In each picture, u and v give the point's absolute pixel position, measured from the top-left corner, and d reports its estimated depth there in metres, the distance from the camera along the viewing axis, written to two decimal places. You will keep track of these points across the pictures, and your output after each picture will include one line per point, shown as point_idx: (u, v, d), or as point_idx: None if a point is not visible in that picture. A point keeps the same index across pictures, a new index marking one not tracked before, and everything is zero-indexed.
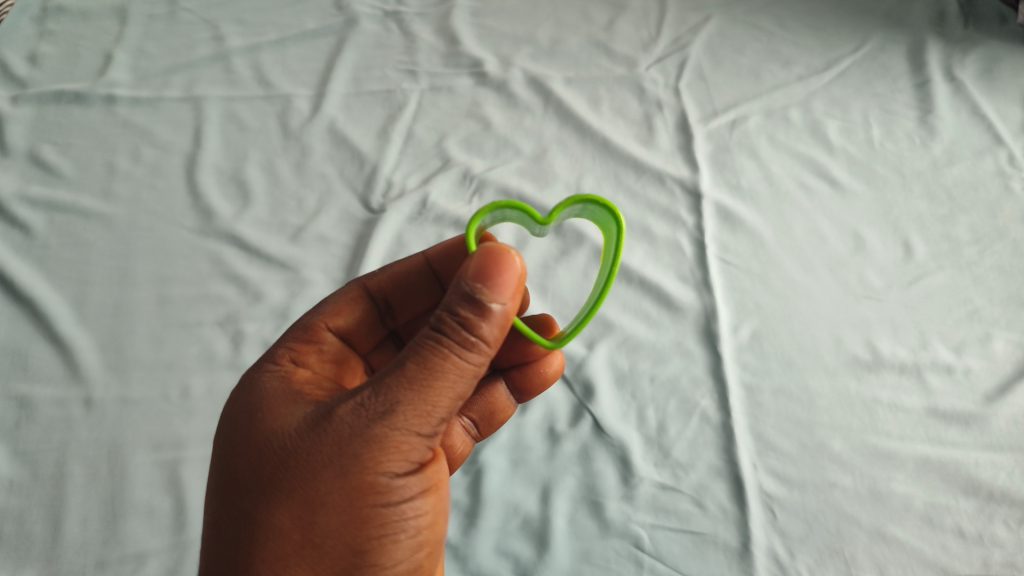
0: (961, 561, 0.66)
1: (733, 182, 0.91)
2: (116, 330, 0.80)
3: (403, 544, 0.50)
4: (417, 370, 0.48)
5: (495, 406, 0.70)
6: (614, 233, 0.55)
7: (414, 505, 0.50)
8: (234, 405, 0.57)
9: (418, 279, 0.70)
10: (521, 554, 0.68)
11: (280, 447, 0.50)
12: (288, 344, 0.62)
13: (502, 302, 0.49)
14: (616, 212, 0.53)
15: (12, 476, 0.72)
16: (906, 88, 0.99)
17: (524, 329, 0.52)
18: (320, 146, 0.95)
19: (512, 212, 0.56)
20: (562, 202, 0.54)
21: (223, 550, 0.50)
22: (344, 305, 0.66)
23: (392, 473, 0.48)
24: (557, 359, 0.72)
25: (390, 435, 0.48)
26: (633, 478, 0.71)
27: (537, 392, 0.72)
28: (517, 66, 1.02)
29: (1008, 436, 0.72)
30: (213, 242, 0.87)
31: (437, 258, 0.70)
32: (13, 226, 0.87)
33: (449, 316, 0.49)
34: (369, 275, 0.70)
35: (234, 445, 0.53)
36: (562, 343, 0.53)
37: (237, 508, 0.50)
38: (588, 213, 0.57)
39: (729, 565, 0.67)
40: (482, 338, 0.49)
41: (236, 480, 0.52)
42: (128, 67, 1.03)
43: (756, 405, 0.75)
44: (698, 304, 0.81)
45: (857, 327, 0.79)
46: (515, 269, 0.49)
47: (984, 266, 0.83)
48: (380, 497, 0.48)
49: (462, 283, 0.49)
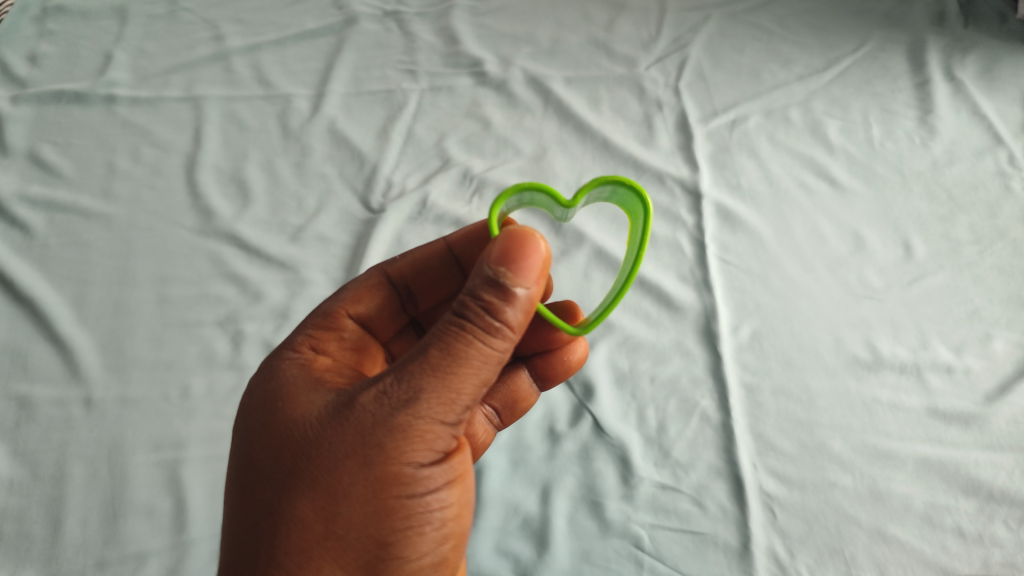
0: (961, 561, 0.66)
1: (734, 182, 0.91)
2: (116, 330, 0.80)
3: (428, 536, 0.50)
4: (440, 357, 0.48)
5: (518, 394, 0.70)
6: (641, 217, 0.54)
7: (439, 497, 0.50)
8: (252, 394, 0.57)
9: (439, 265, 0.71)
10: (521, 554, 0.68)
11: (301, 436, 0.50)
12: (307, 331, 0.62)
13: (526, 287, 0.49)
14: (643, 193, 0.52)
15: (12, 476, 0.72)
16: (907, 88, 0.99)
17: (548, 315, 0.51)
18: (320, 146, 0.95)
19: (533, 195, 0.55)
20: (588, 183, 0.53)
21: (245, 542, 0.50)
22: (364, 292, 0.67)
23: (417, 463, 0.48)
24: (580, 346, 0.72)
25: (414, 424, 0.47)
26: (633, 478, 0.71)
27: (560, 379, 0.72)
28: (518, 66, 1.02)
29: (1009, 435, 0.72)
30: (213, 242, 0.87)
31: (458, 244, 0.71)
32: (12, 225, 0.87)
33: (473, 300, 0.49)
34: (389, 261, 0.70)
35: (254, 434, 0.53)
36: (587, 330, 0.52)
37: (258, 500, 0.50)
38: (615, 197, 0.56)
39: (729, 565, 0.67)
40: (506, 323, 0.49)
41: (256, 470, 0.51)
42: (128, 67, 1.03)
43: (756, 406, 0.74)
44: (698, 304, 0.81)
45: (857, 327, 0.79)
46: (539, 252, 0.49)
47: (984, 266, 0.83)
48: (404, 489, 0.48)
49: (486, 267, 0.49)
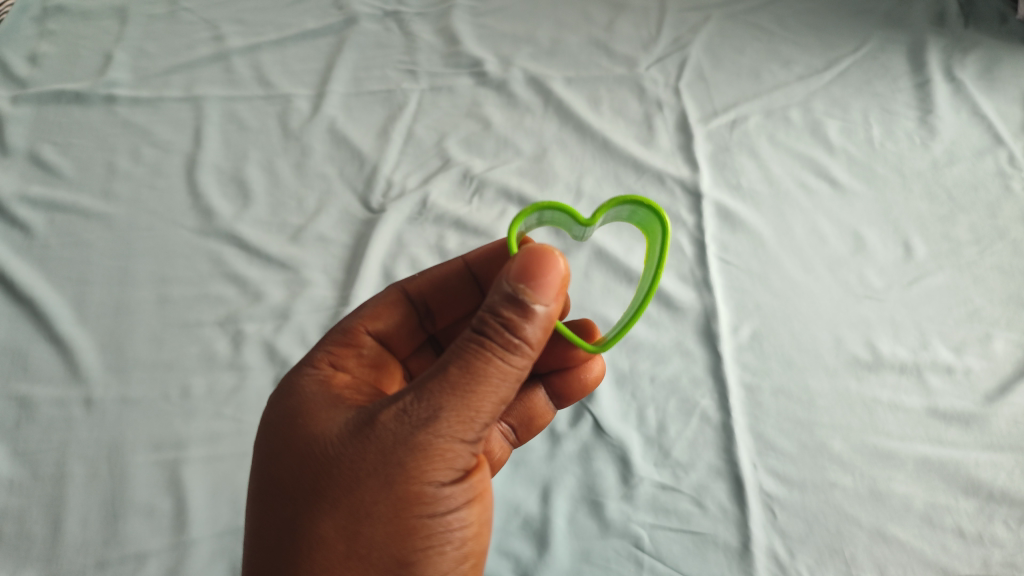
0: (961, 561, 0.66)
1: (733, 182, 0.91)
2: (116, 329, 0.80)
3: (449, 555, 0.50)
4: (459, 375, 0.48)
5: (534, 411, 0.70)
6: (659, 236, 0.54)
7: (459, 516, 0.50)
8: (273, 410, 0.57)
9: (457, 282, 0.70)
10: (521, 554, 0.67)
11: (322, 454, 0.50)
12: (327, 347, 0.62)
13: (545, 303, 0.49)
14: (661, 213, 0.52)
15: (12, 476, 0.72)
16: (907, 88, 0.99)
17: (566, 333, 0.51)
18: (320, 146, 0.95)
19: (552, 213, 0.55)
20: (606, 203, 0.53)
21: (267, 560, 0.50)
22: (383, 309, 0.67)
23: (437, 482, 0.49)
24: (597, 364, 0.72)
25: (434, 442, 0.47)
26: (633, 478, 0.71)
27: (576, 397, 0.71)
28: (518, 66, 1.02)
29: (1009, 436, 0.72)
30: (213, 242, 0.87)
31: (476, 261, 0.71)
32: (12, 226, 0.87)
33: (493, 317, 0.49)
34: (408, 279, 0.70)
35: (275, 451, 0.53)
36: (605, 348, 0.52)
37: (281, 518, 0.50)
38: (632, 216, 0.57)
39: (729, 565, 0.67)
40: (525, 340, 0.49)
41: (278, 488, 0.52)
42: (128, 67, 1.03)
43: (756, 406, 0.74)
44: (697, 304, 0.81)
45: (858, 327, 0.79)
46: (558, 270, 0.49)
47: (984, 266, 0.83)
48: (425, 508, 0.48)
49: (505, 284, 0.49)
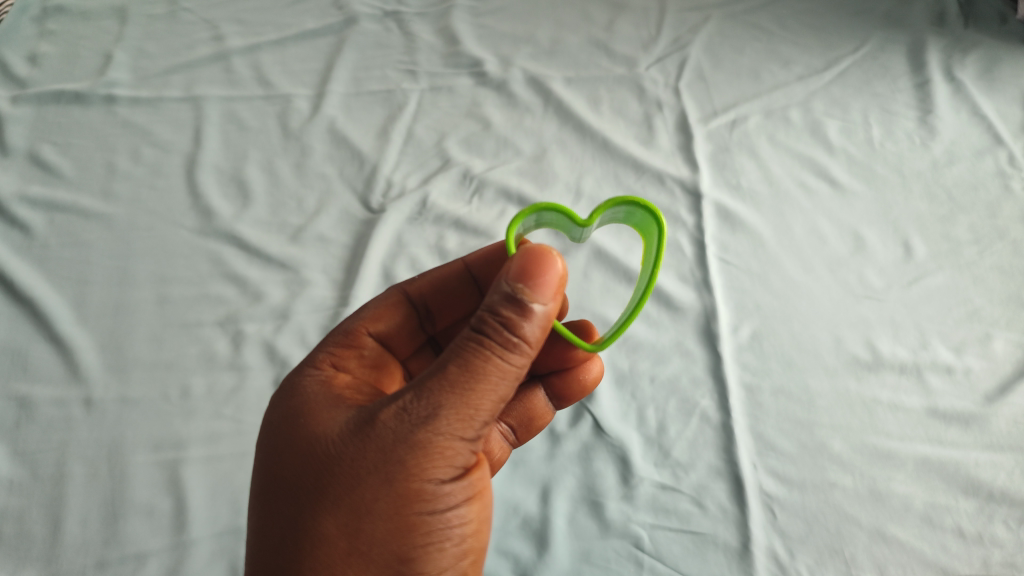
0: (961, 561, 0.66)
1: (733, 182, 0.91)
2: (115, 330, 0.80)
3: (449, 552, 0.50)
4: (459, 373, 0.48)
5: (534, 411, 0.70)
6: (656, 237, 0.54)
7: (459, 513, 0.50)
8: (275, 410, 0.57)
9: (457, 284, 0.70)
10: (521, 554, 0.68)
11: (323, 453, 0.50)
12: (329, 348, 0.62)
13: (543, 303, 0.49)
14: (658, 214, 0.52)
15: (12, 476, 0.71)
16: (906, 88, 0.99)
17: (564, 332, 0.51)
18: (320, 146, 0.95)
19: (551, 215, 0.55)
20: (602, 204, 0.53)
21: (270, 557, 0.50)
22: (384, 310, 0.67)
23: (437, 480, 0.49)
24: (596, 365, 0.72)
25: (434, 440, 0.47)
26: (633, 478, 0.71)
27: (575, 398, 0.71)
28: (517, 65, 1.02)
29: (1009, 436, 0.72)
30: (213, 242, 0.87)
31: (477, 263, 0.70)
32: (12, 226, 0.87)
33: (492, 316, 0.49)
34: (408, 281, 0.70)
35: (277, 450, 0.54)
36: (603, 347, 0.52)
37: (283, 515, 0.50)
38: (629, 217, 0.57)
39: (729, 565, 0.67)
40: (524, 339, 0.49)
41: (280, 486, 0.52)
42: (128, 67, 1.03)
43: (756, 406, 0.74)
44: (697, 304, 0.81)
45: (857, 327, 0.79)
46: (556, 270, 0.49)
47: (984, 266, 0.83)
48: (425, 505, 0.48)
49: (504, 283, 0.49)
